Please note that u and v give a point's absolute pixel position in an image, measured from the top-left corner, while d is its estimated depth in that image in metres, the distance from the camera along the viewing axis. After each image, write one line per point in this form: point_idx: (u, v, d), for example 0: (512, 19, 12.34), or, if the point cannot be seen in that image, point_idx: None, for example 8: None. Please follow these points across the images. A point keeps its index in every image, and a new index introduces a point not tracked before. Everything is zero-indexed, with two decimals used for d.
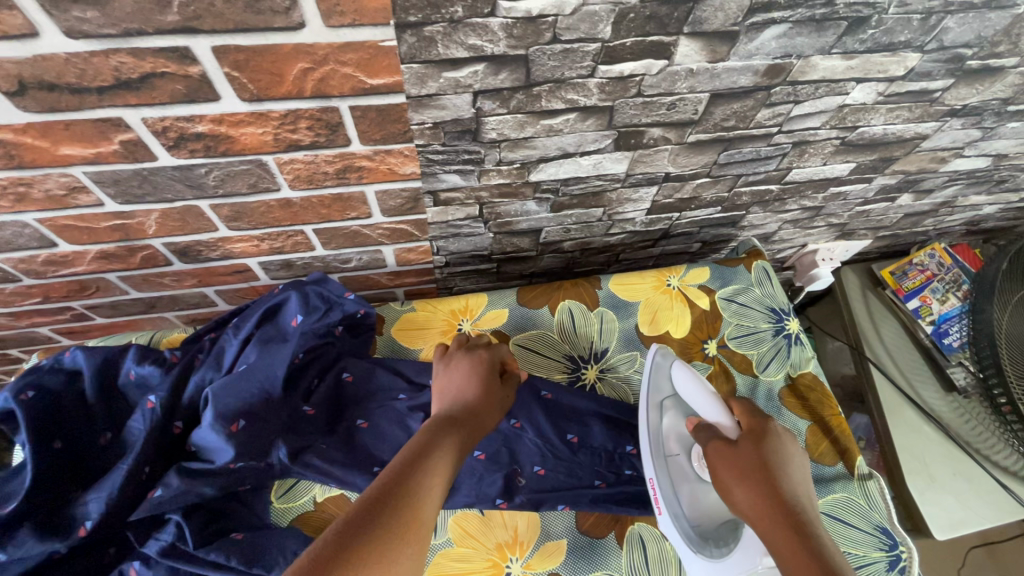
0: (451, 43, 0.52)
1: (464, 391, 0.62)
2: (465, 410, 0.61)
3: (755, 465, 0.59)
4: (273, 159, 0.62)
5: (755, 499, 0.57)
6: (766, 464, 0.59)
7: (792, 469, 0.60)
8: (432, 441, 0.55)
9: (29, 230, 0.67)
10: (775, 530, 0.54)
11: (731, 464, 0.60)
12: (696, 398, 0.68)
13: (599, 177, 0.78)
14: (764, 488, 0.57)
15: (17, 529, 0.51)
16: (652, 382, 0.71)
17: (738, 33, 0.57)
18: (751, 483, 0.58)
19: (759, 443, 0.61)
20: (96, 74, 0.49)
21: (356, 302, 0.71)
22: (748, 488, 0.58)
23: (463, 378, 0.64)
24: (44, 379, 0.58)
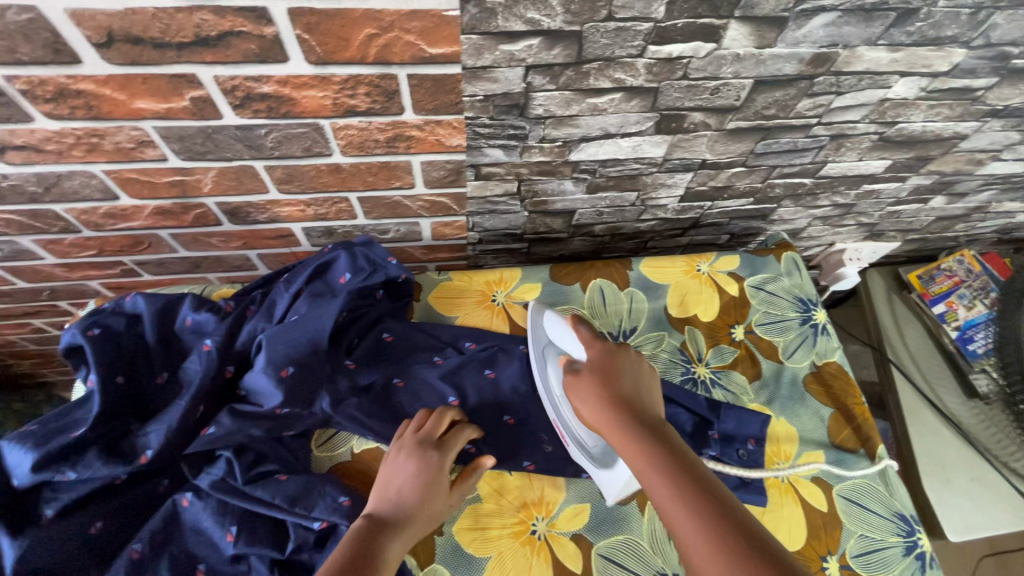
0: (510, 16, 0.54)
1: (405, 495, 0.58)
2: (402, 509, 0.57)
3: (591, 379, 0.60)
4: (330, 123, 0.65)
5: (596, 402, 0.58)
6: (603, 373, 0.60)
7: (627, 377, 0.60)
8: (368, 538, 0.53)
9: (95, 181, 0.71)
10: (613, 428, 0.57)
11: (573, 383, 0.62)
12: (560, 336, 0.68)
13: (636, 160, 0.80)
14: (596, 400, 0.58)
15: (87, 452, 0.55)
16: (533, 336, 0.72)
17: (788, 20, 0.59)
18: (587, 389, 0.60)
19: (593, 360, 0.62)
20: (178, 31, 0.52)
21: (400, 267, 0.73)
22: (584, 393, 0.60)
23: (409, 476, 0.59)
24: (108, 320, 0.62)
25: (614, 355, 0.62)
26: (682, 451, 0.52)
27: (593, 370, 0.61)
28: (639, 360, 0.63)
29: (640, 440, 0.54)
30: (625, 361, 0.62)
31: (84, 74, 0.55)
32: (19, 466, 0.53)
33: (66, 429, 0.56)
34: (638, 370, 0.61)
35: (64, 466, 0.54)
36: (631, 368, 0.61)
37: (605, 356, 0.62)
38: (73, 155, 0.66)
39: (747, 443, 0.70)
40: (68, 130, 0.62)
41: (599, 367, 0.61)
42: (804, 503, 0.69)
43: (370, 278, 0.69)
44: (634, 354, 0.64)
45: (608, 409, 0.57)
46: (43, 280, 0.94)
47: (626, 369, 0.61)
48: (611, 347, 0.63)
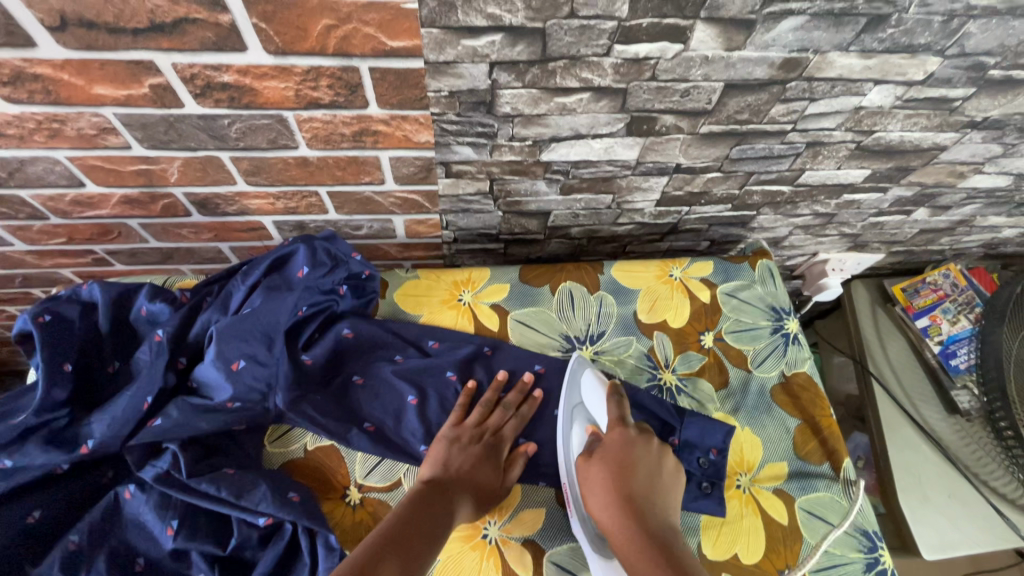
0: (470, 10, 0.54)
1: (461, 472, 0.61)
2: (455, 479, 0.61)
3: (602, 475, 0.59)
4: (294, 115, 0.65)
5: (603, 509, 0.58)
6: (616, 469, 0.59)
7: (641, 474, 0.59)
8: (421, 505, 0.56)
9: (60, 168, 0.70)
10: (624, 542, 0.55)
11: (585, 470, 0.61)
12: (593, 401, 0.66)
13: (609, 162, 0.79)
14: (607, 501, 0.57)
15: (26, 442, 0.54)
16: (567, 392, 0.69)
17: (755, 22, 0.58)
18: (598, 485, 0.59)
19: (609, 450, 0.61)
20: (133, 16, 0.51)
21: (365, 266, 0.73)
22: (594, 482, 0.59)
23: (472, 451, 0.64)
24: (60, 307, 0.61)
25: (631, 451, 0.60)
26: (680, 557, 0.52)
27: (606, 465, 0.60)
28: (661, 458, 0.61)
29: (642, 544, 0.54)
30: (641, 452, 0.60)
31: (40, 57, 0.55)
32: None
33: (9, 416, 0.56)
34: (655, 468, 0.60)
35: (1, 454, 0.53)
36: (645, 464, 0.60)
37: (623, 447, 0.60)
38: (34, 140, 0.65)
39: (709, 452, 0.69)
40: (29, 114, 0.62)
41: (615, 466, 0.59)
42: (764, 515, 0.67)
43: (332, 272, 0.69)
44: (659, 450, 0.62)
45: (618, 517, 0.56)
46: (15, 267, 0.93)
47: (641, 465, 0.60)
48: (633, 436, 0.61)
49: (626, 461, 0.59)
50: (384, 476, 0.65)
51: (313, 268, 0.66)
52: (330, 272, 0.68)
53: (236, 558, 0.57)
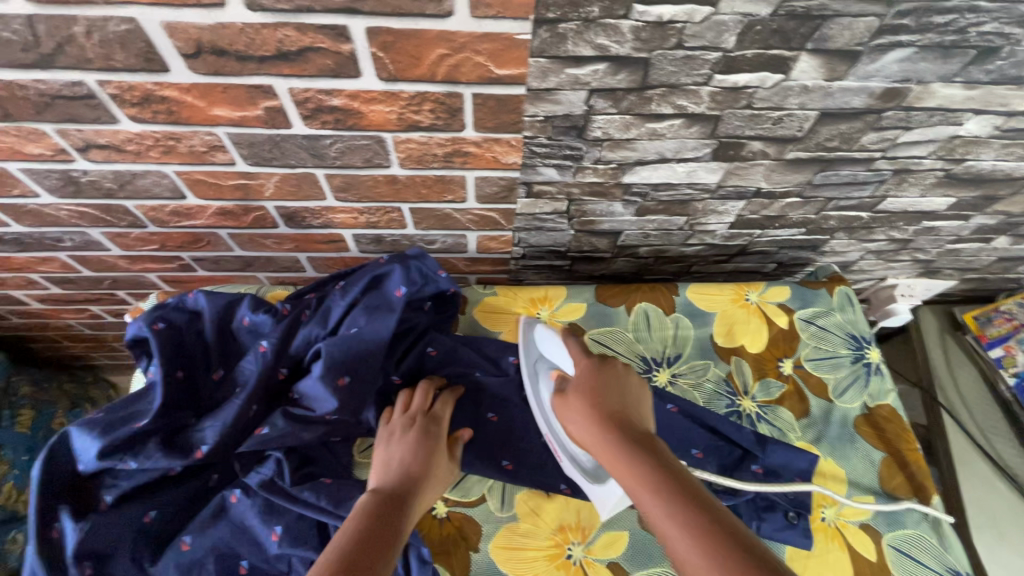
0: (580, 41, 0.55)
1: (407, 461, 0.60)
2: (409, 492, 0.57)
3: (580, 403, 0.60)
4: (392, 137, 0.67)
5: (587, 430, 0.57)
6: (598, 388, 0.60)
7: (621, 396, 0.59)
8: (380, 524, 0.52)
9: (166, 181, 0.74)
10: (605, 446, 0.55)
11: (563, 404, 0.62)
12: (553, 350, 0.68)
13: (689, 185, 0.79)
14: (587, 422, 0.58)
15: (147, 444, 0.58)
16: (524, 350, 0.72)
17: (862, 54, 0.58)
18: (577, 414, 0.59)
19: (581, 378, 0.61)
20: (261, 45, 0.54)
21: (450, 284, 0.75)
22: (574, 416, 0.59)
23: (413, 445, 0.62)
24: (171, 315, 0.66)
25: (597, 371, 0.61)
26: (675, 468, 0.51)
27: (580, 391, 0.60)
28: (631, 378, 0.62)
29: (632, 459, 0.52)
30: (609, 376, 0.61)
31: (170, 81, 0.58)
32: (86, 452, 0.56)
33: (131, 419, 0.59)
34: (620, 386, 0.60)
35: (126, 455, 0.57)
36: (623, 386, 0.61)
37: (592, 373, 0.61)
38: (149, 155, 0.69)
39: (795, 478, 0.68)
40: (149, 132, 0.65)
41: (593, 390, 0.60)
42: (851, 550, 0.66)
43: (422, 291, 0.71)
44: (632, 375, 0.63)
45: (603, 434, 0.56)
46: (106, 270, 0.98)
47: (611, 386, 0.60)
48: (599, 361, 0.62)
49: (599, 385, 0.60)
50: (465, 491, 0.68)
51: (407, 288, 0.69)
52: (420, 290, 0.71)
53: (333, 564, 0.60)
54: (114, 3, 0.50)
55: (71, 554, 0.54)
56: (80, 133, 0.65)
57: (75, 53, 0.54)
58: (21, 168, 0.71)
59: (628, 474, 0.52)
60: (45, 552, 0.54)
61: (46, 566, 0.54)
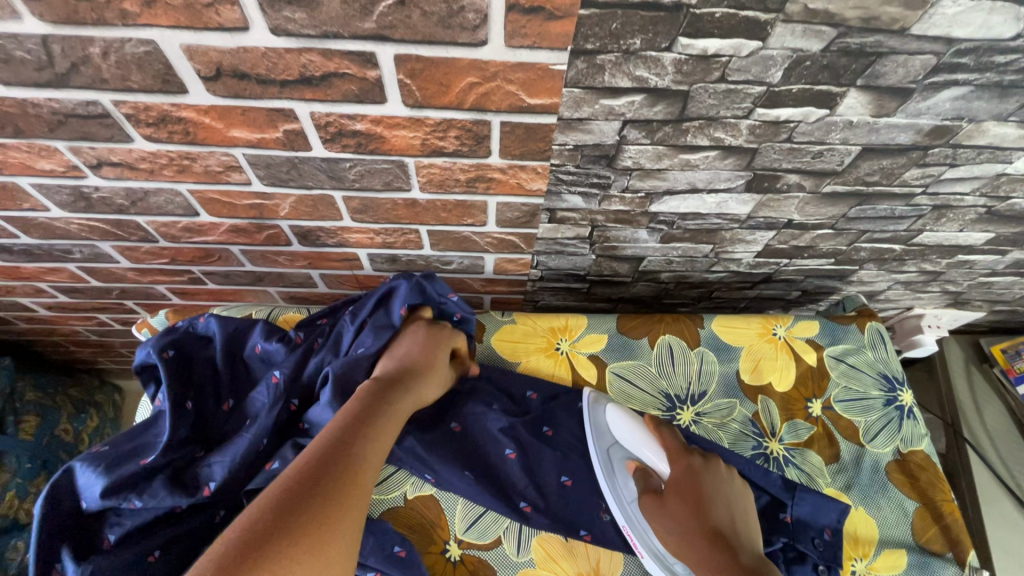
0: (618, 72, 0.52)
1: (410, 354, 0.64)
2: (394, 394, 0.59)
3: (681, 509, 0.61)
4: (414, 162, 0.64)
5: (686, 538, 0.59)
6: (701, 497, 0.61)
7: (719, 505, 0.61)
8: (360, 423, 0.54)
9: (179, 199, 0.72)
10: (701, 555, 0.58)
11: (654, 505, 0.62)
12: (631, 439, 0.67)
13: (718, 215, 0.76)
14: (694, 532, 0.59)
15: (154, 481, 0.56)
16: (596, 436, 0.69)
17: (914, 91, 0.55)
18: (676, 518, 0.60)
19: (678, 479, 0.63)
20: (284, 69, 0.52)
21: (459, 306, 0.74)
22: (672, 520, 0.61)
23: (411, 353, 0.64)
24: (182, 342, 0.64)
25: (697, 478, 0.63)
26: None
27: (679, 495, 0.62)
28: (729, 481, 0.64)
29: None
30: (708, 480, 0.63)
31: (187, 102, 0.56)
32: (91, 490, 0.55)
33: (140, 454, 0.57)
34: (729, 498, 0.62)
35: (132, 493, 0.55)
36: (722, 493, 0.62)
37: (693, 480, 0.63)
38: (163, 174, 0.67)
39: (823, 532, 0.65)
40: (163, 152, 0.63)
41: (695, 500, 0.61)
42: None
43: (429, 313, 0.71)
44: (732, 480, 0.64)
45: (706, 550, 0.58)
46: (114, 281, 0.96)
47: (717, 495, 0.62)
48: (699, 466, 0.64)
49: (705, 492, 0.62)
50: (482, 532, 0.65)
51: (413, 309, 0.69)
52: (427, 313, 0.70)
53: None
54: (132, 25, 0.48)
55: None
56: (94, 150, 0.63)
57: (90, 73, 0.52)
58: (32, 183, 0.69)
59: None
60: None
61: None
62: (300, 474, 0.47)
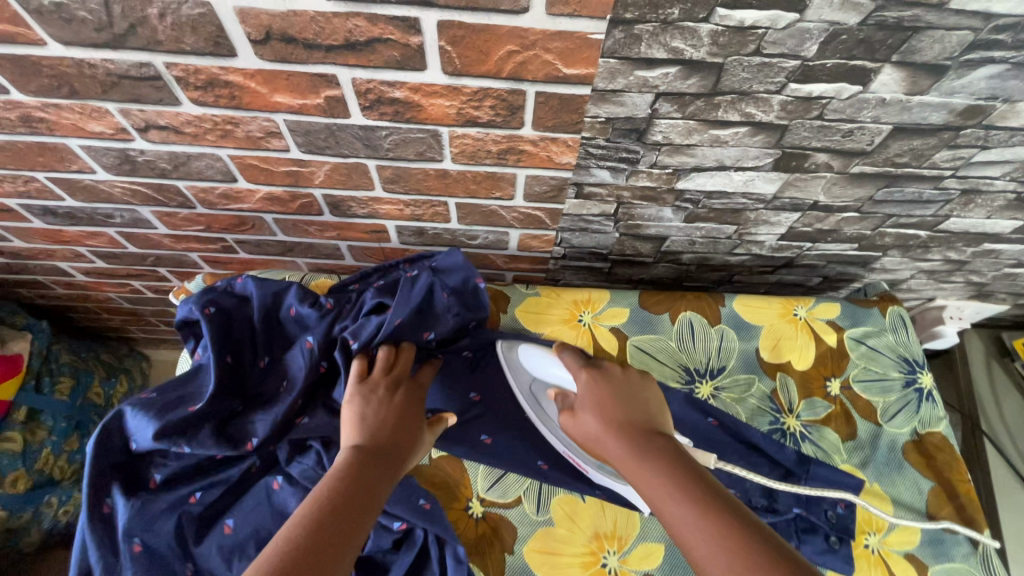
0: (654, 43, 0.53)
1: (382, 420, 0.58)
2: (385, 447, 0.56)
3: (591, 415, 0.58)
4: (449, 131, 0.66)
5: (601, 437, 0.56)
6: (610, 393, 0.59)
7: (627, 399, 0.58)
8: (353, 481, 0.51)
9: (220, 164, 0.74)
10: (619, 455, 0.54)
11: (571, 420, 0.61)
12: (545, 369, 0.68)
13: (744, 195, 0.77)
14: (608, 432, 0.56)
15: (200, 429, 0.60)
16: (513, 375, 0.73)
17: (949, 68, 0.55)
18: (591, 417, 0.58)
19: (586, 389, 0.60)
20: (331, 34, 0.54)
21: (469, 307, 0.72)
22: (584, 426, 0.59)
23: (375, 406, 0.60)
24: (222, 300, 0.67)
25: (602, 382, 0.60)
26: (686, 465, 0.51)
27: (588, 406, 0.59)
28: (633, 378, 0.61)
29: (649, 467, 0.51)
30: (613, 382, 0.60)
31: (236, 66, 0.58)
32: (142, 433, 0.59)
33: (186, 402, 0.61)
34: (632, 390, 0.59)
35: (180, 440, 0.58)
36: (630, 390, 0.60)
37: (598, 383, 0.60)
38: (206, 138, 0.69)
39: (837, 506, 0.67)
40: (208, 116, 0.65)
41: (606, 402, 0.58)
42: None
43: (430, 310, 0.71)
44: (634, 375, 0.62)
45: (620, 443, 0.54)
46: (151, 248, 1.00)
47: (618, 392, 0.59)
48: (599, 371, 0.61)
49: (612, 389, 0.59)
50: (503, 492, 0.68)
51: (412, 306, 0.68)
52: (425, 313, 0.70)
53: (370, 560, 0.65)
54: None
55: (121, 529, 0.57)
56: (142, 113, 0.65)
57: (146, 34, 0.55)
58: (81, 145, 0.72)
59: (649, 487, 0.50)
60: (98, 526, 0.57)
61: (99, 537, 0.56)
62: (293, 560, 0.42)
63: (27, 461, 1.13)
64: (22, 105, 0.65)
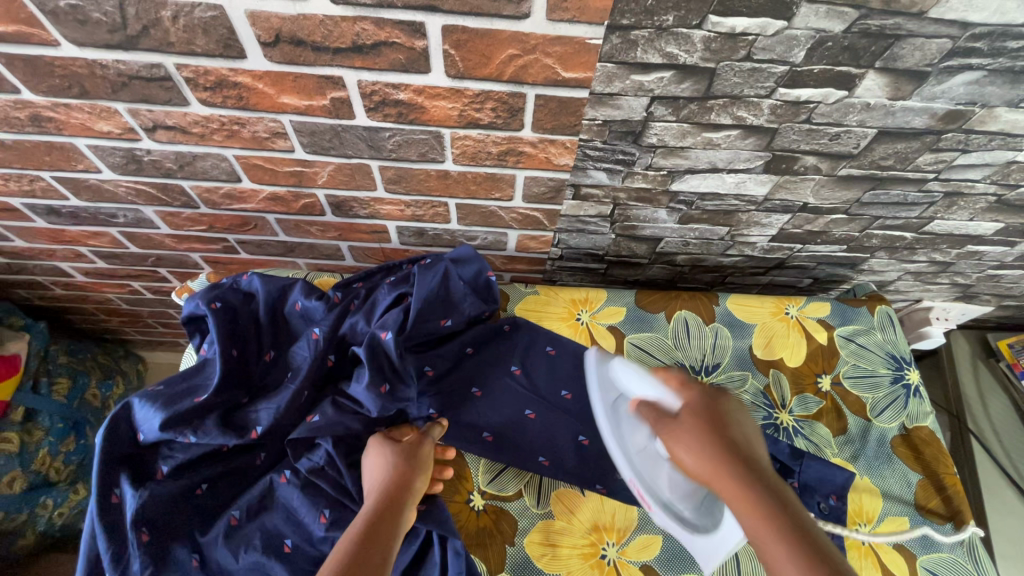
0: (649, 48, 0.56)
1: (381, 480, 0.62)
2: (397, 490, 0.60)
3: (694, 430, 0.59)
4: (450, 133, 0.68)
5: (709, 466, 0.57)
6: (715, 422, 0.60)
7: (736, 429, 0.60)
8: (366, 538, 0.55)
9: (225, 164, 0.76)
10: (723, 482, 0.55)
11: (673, 431, 0.61)
12: (633, 379, 0.68)
13: (737, 197, 0.79)
14: (705, 449, 0.57)
15: (206, 420, 0.62)
16: (601, 390, 0.72)
17: (929, 74, 0.58)
18: (693, 440, 0.59)
19: (696, 407, 0.61)
20: (338, 37, 0.56)
21: (483, 301, 0.76)
22: (683, 450, 0.59)
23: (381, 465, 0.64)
24: (227, 295, 0.69)
25: (703, 407, 0.61)
26: (789, 505, 0.52)
27: (694, 420, 0.60)
28: (739, 410, 0.62)
29: (751, 491, 0.53)
30: (729, 411, 0.61)
31: (244, 68, 0.60)
32: (148, 424, 0.61)
33: (193, 393, 0.63)
34: (743, 423, 0.60)
35: (187, 429, 0.61)
36: (737, 421, 0.61)
37: (711, 407, 0.61)
38: (213, 139, 0.71)
39: (828, 498, 0.69)
40: (216, 117, 0.67)
41: (716, 425, 0.59)
42: (885, 569, 0.67)
43: (448, 298, 0.74)
44: (735, 408, 0.62)
45: (729, 467, 0.55)
46: (152, 248, 1.01)
47: (729, 422, 0.60)
48: (713, 395, 0.63)
49: (724, 418, 0.60)
50: (501, 486, 0.70)
51: (432, 291, 0.72)
52: (444, 300, 0.73)
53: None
54: None
55: (130, 518, 0.58)
56: (151, 114, 0.67)
57: (159, 36, 0.56)
58: (89, 145, 0.73)
59: (750, 514, 0.52)
60: (107, 518, 0.58)
61: (107, 528, 0.58)
62: None
63: (24, 461, 1.12)
64: (32, 105, 0.67)
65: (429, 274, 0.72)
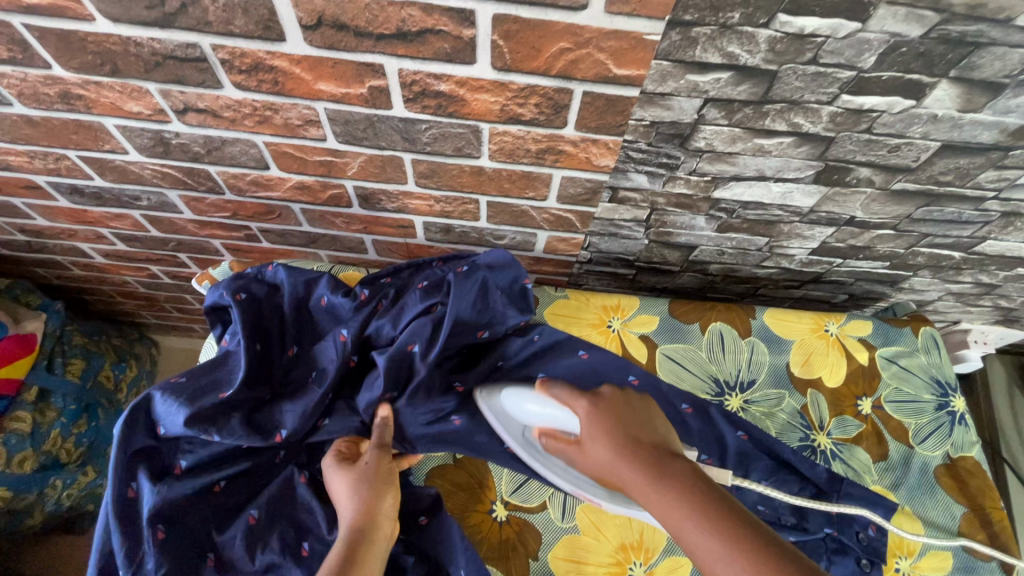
0: (710, 47, 0.53)
1: (350, 496, 0.59)
2: (368, 515, 0.58)
3: (595, 444, 0.57)
4: (489, 128, 0.65)
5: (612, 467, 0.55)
6: (611, 417, 0.58)
7: (642, 426, 0.58)
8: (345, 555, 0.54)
9: (254, 150, 0.74)
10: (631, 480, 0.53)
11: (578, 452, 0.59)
12: (533, 410, 0.64)
13: (781, 207, 0.76)
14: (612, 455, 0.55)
15: (230, 419, 0.60)
16: (503, 426, 0.67)
17: (1006, 86, 0.54)
18: (597, 446, 0.57)
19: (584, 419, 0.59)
20: (383, 22, 0.53)
21: (519, 310, 0.72)
22: (592, 458, 0.57)
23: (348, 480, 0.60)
24: (253, 287, 0.68)
25: (596, 409, 0.59)
26: (703, 485, 0.51)
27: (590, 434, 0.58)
28: (636, 402, 0.61)
29: (658, 486, 0.51)
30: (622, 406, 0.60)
31: (282, 51, 0.58)
32: (170, 419, 0.58)
33: (215, 388, 0.61)
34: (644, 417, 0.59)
35: (210, 428, 0.58)
36: (632, 413, 0.59)
37: (595, 413, 0.59)
38: (244, 124, 0.69)
39: (868, 528, 0.66)
40: (249, 101, 0.65)
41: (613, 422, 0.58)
42: None
43: (485, 308, 0.71)
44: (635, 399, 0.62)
45: (629, 463, 0.54)
46: (173, 233, 0.99)
47: (625, 418, 0.59)
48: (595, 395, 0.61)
49: (618, 416, 0.58)
50: (526, 497, 0.68)
51: (466, 305, 0.69)
52: (479, 312, 0.70)
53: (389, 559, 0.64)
54: None
55: (147, 514, 0.57)
56: (182, 95, 0.65)
57: (197, 14, 0.54)
58: (117, 125, 0.71)
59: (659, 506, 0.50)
60: (123, 511, 0.57)
61: (122, 521, 0.56)
62: None
63: (36, 441, 1.11)
64: (62, 81, 0.65)
65: (466, 286, 0.69)
